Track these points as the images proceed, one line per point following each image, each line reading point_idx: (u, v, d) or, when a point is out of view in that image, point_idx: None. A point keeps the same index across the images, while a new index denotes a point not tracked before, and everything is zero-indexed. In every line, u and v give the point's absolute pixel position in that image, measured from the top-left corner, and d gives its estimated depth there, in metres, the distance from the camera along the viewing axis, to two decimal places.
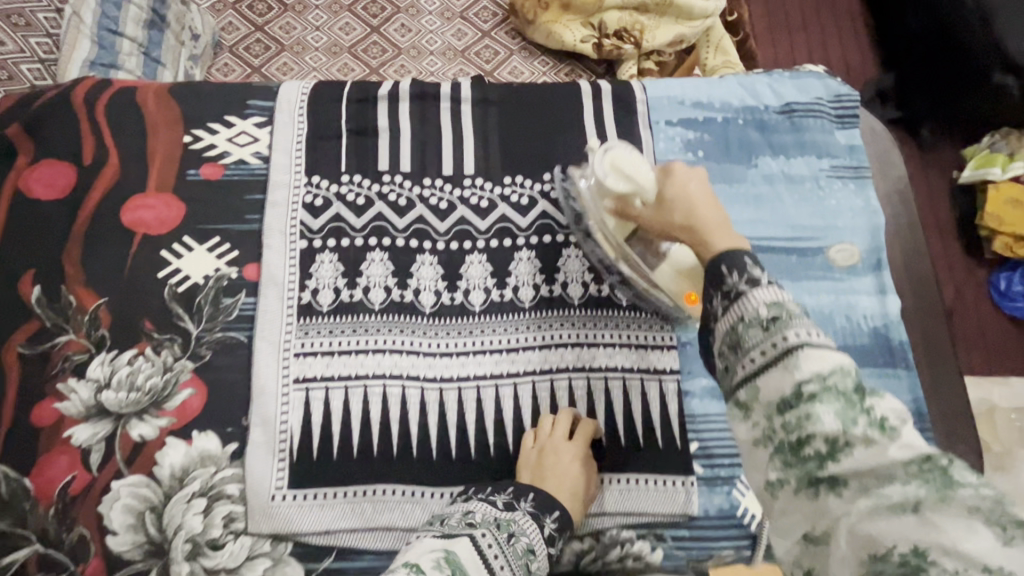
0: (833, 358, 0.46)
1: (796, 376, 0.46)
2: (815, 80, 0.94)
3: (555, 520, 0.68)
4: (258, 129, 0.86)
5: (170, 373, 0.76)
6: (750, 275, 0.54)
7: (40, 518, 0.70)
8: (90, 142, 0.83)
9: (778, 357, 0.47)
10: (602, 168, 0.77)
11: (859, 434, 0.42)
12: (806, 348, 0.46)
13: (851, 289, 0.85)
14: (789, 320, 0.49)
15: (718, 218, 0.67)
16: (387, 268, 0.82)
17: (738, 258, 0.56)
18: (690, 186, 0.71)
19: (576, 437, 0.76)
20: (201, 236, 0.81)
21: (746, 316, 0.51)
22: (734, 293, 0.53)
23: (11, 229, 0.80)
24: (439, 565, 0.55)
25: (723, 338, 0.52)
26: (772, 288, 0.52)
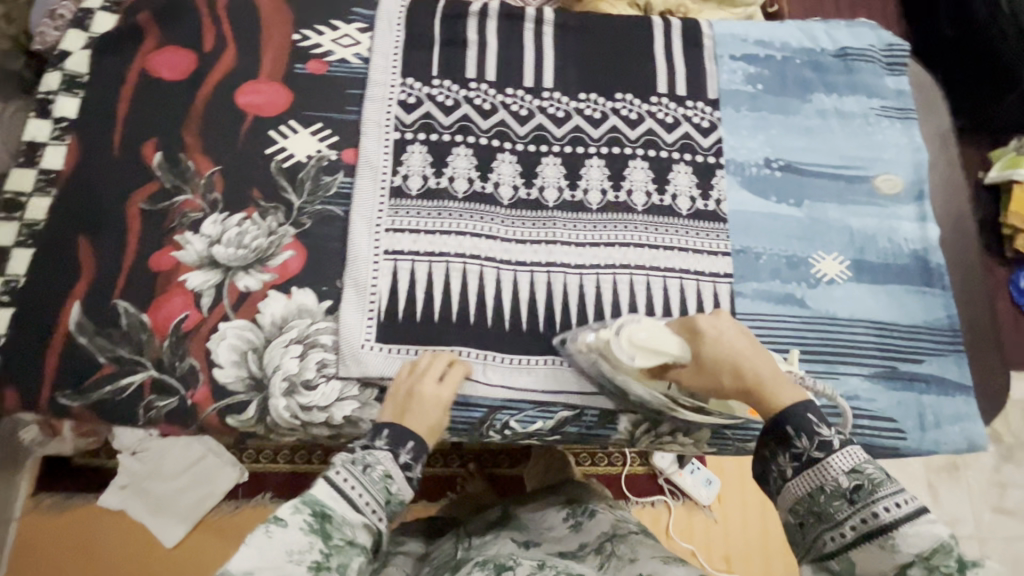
0: (931, 535, 0.55)
1: (897, 557, 0.56)
2: (868, 30, 1.02)
3: (408, 451, 0.70)
4: (360, 34, 0.95)
5: (274, 237, 0.84)
6: (818, 438, 0.63)
7: (155, 348, 0.78)
8: (210, 33, 0.92)
9: (870, 532, 0.57)
10: (625, 352, 0.73)
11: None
12: (900, 526, 0.56)
13: (894, 215, 0.92)
14: (873, 492, 0.59)
15: (764, 365, 0.70)
16: (471, 162, 0.90)
17: (801, 418, 0.64)
18: (725, 340, 0.71)
19: (450, 376, 0.78)
20: (306, 121, 0.90)
21: (828, 486, 0.61)
22: (807, 458, 0.63)
23: (135, 101, 0.89)
24: (298, 508, 0.62)
25: (803, 500, 0.62)
26: (846, 450, 0.62)
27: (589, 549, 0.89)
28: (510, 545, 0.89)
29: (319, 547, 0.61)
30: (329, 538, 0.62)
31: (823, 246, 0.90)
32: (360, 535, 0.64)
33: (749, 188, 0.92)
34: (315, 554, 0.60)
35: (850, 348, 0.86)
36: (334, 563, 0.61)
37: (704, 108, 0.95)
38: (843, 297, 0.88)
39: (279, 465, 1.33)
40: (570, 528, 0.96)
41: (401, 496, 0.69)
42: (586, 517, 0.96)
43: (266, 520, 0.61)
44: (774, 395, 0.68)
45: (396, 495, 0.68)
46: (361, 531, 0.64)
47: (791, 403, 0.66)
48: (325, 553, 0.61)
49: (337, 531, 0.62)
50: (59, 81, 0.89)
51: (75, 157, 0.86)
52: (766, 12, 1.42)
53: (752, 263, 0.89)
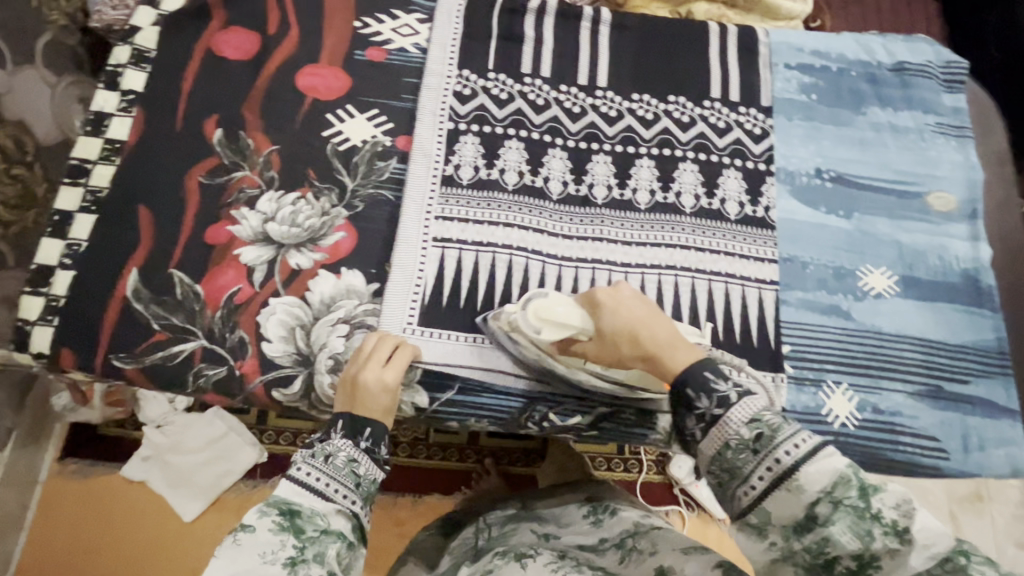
0: (830, 469, 0.55)
1: (804, 499, 0.55)
2: (926, 45, 1.01)
3: (368, 436, 0.68)
4: (419, 24, 0.97)
5: (327, 217, 0.85)
6: (716, 394, 0.60)
7: (207, 318, 0.80)
8: (275, 17, 0.95)
9: (778, 480, 0.56)
10: (530, 325, 0.75)
11: (879, 545, 0.52)
12: (803, 468, 0.55)
13: (945, 233, 0.91)
14: (773, 438, 0.57)
15: (661, 331, 0.67)
16: (522, 155, 0.90)
17: (698, 376, 0.61)
18: (622, 310, 0.69)
19: (394, 360, 0.74)
20: (362, 106, 0.91)
21: (732, 442, 0.58)
22: (710, 417, 0.60)
23: (199, 79, 0.91)
24: (264, 512, 0.60)
25: (713, 461, 0.60)
26: (744, 401, 0.59)
27: (610, 543, 0.86)
28: (530, 536, 0.89)
29: (291, 543, 0.58)
30: (301, 531, 0.60)
31: (872, 260, 0.89)
32: (333, 522, 0.62)
33: (799, 197, 0.92)
34: (288, 551, 0.58)
35: (894, 364, 0.85)
36: (310, 554, 0.59)
37: (757, 114, 0.95)
38: (889, 311, 0.87)
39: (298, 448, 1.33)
40: (590, 524, 0.91)
41: (372, 475, 0.67)
42: (608, 514, 0.91)
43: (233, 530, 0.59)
44: (667, 357, 0.65)
45: (366, 476, 0.67)
46: (335, 518, 0.63)
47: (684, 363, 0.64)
48: (299, 548, 0.58)
49: (309, 523, 0.60)
50: (129, 54, 0.92)
51: (140, 129, 0.88)
52: (809, 27, 1.37)
53: (798, 272, 0.88)
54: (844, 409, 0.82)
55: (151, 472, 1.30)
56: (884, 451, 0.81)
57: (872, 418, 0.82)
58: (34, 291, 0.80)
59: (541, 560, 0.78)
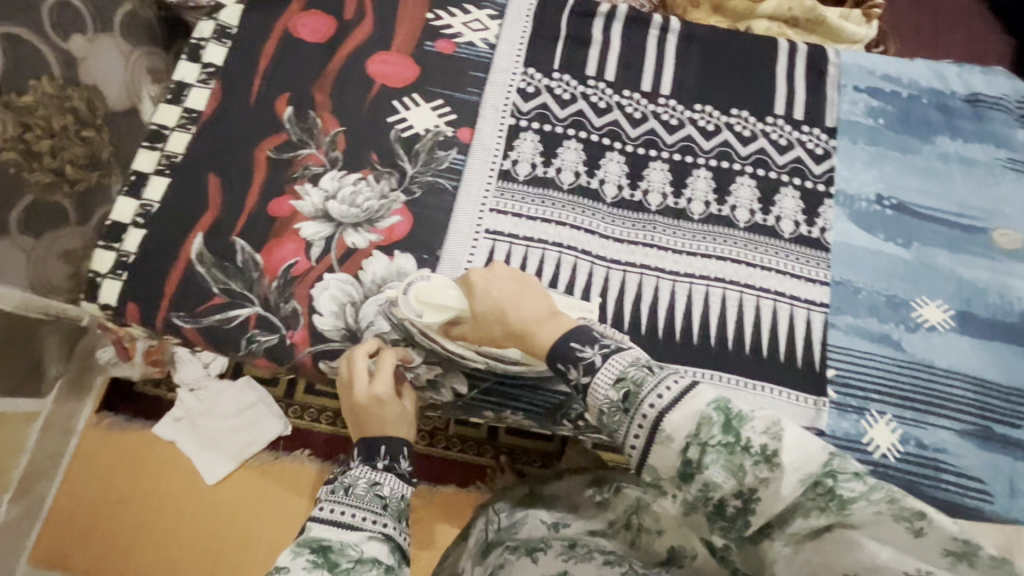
0: (693, 410, 0.52)
1: (675, 447, 0.52)
2: (1004, 78, 0.98)
3: (384, 455, 0.71)
4: (489, 20, 0.98)
5: (385, 200, 0.88)
6: (583, 362, 0.60)
7: (264, 287, 0.83)
8: (352, 3, 0.98)
9: (651, 433, 0.53)
10: (413, 309, 0.77)
11: (751, 478, 0.49)
12: (666, 417, 0.52)
13: (1009, 271, 0.88)
14: (638, 394, 0.55)
15: (528, 306, 0.69)
16: (580, 156, 0.91)
17: (564, 351, 0.62)
18: (491, 291, 0.71)
19: (381, 368, 0.77)
20: (428, 96, 0.94)
21: (604, 406, 0.57)
22: (580, 387, 0.60)
23: (276, 58, 0.95)
24: (297, 552, 0.58)
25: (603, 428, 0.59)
26: (608, 363, 0.59)
27: (618, 526, 0.84)
28: (539, 527, 0.87)
29: None
30: (336, 564, 0.58)
31: (928, 292, 0.87)
32: (367, 549, 0.62)
33: (857, 221, 0.90)
34: None
35: (943, 400, 0.82)
36: None
37: (820, 135, 0.94)
38: (942, 345, 0.85)
39: (322, 425, 1.36)
40: (597, 505, 0.90)
41: (398, 493, 0.69)
42: (612, 492, 0.90)
43: None
44: (535, 330, 0.66)
45: (392, 495, 0.68)
46: (368, 545, 0.62)
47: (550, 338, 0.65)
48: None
49: (342, 556, 0.59)
50: (212, 29, 0.96)
51: (216, 101, 0.92)
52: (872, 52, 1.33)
53: (850, 296, 0.87)
54: (886, 439, 0.80)
55: (180, 433, 1.34)
56: (924, 486, 0.79)
57: (915, 451, 0.80)
58: (106, 246, 0.84)
59: (553, 552, 0.78)
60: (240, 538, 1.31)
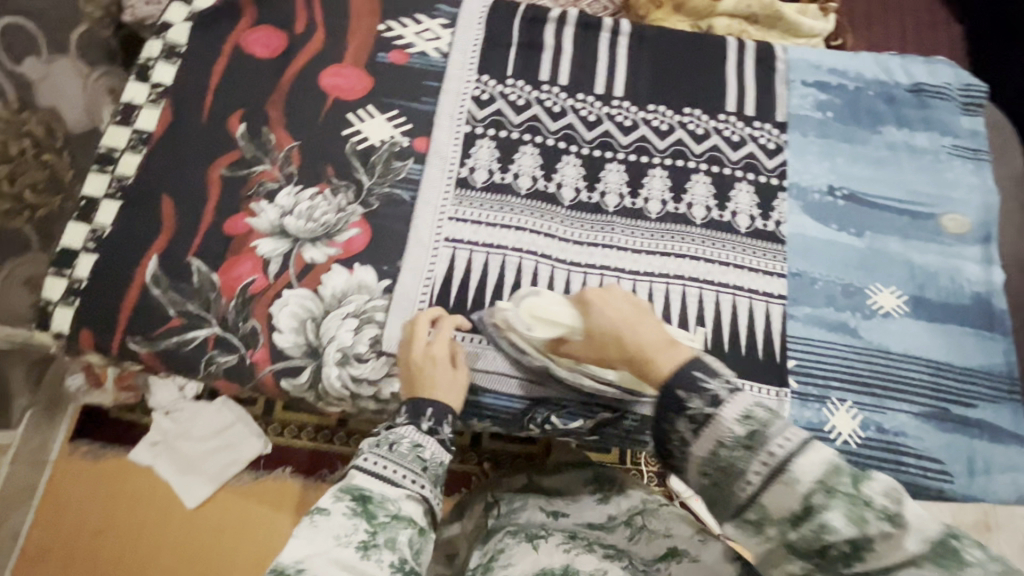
0: (823, 459, 0.52)
1: (799, 491, 0.52)
2: (946, 67, 1.01)
3: (430, 416, 0.71)
4: (442, 30, 0.99)
5: (343, 214, 0.88)
6: (707, 393, 0.56)
7: (222, 307, 0.82)
8: (302, 17, 0.97)
9: (773, 474, 0.52)
10: (523, 321, 0.76)
11: (874, 530, 0.50)
12: (796, 461, 0.52)
13: (958, 254, 0.91)
14: (764, 432, 0.53)
15: (647, 332, 0.62)
16: (536, 160, 0.92)
17: (687, 378, 0.57)
18: (608, 312, 0.65)
19: (439, 332, 0.78)
20: (383, 107, 0.94)
21: (724, 440, 0.54)
22: (700, 418, 0.55)
23: (228, 75, 0.94)
24: (339, 496, 0.64)
25: (705, 460, 0.56)
26: (735, 397, 0.55)
27: (619, 522, 0.85)
28: (538, 515, 0.87)
29: (364, 527, 0.63)
30: (373, 516, 0.64)
31: (882, 279, 0.89)
32: (404, 507, 0.66)
33: (811, 213, 0.92)
34: (361, 534, 0.62)
35: (900, 384, 0.84)
36: (381, 539, 0.62)
37: (772, 129, 0.96)
38: (897, 330, 0.86)
39: (302, 441, 1.35)
40: (597, 499, 0.89)
41: (439, 457, 0.70)
42: (616, 491, 0.89)
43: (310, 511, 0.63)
44: (649, 357, 0.60)
45: (433, 459, 0.69)
46: (405, 503, 0.66)
47: (668, 367, 0.58)
48: (371, 532, 0.63)
49: (381, 509, 0.64)
50: (160, 49, 0.95)
51: (167, 121, 0.91)
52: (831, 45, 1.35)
53: (807, 287, 0.88)
54: (847, 426, 0.82)
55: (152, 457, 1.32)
56: (885, 469, 0.81)
57: (875, 436, 0.82)
58: (57, 273, 0.83)
59: (554, 541, 0.77)
60: (221, 560, 1.28)
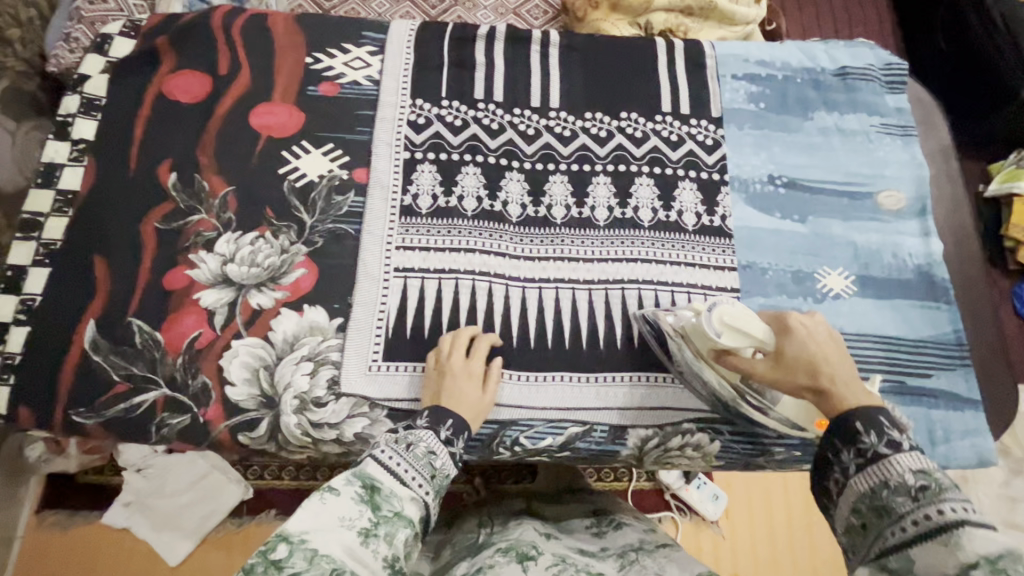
0: (1001, 540, 0.47)
1: (959, 556, 0.47)
2: (867, 49, 1.04)
3: (450, 426, 0.71)
4: (370, 57, 0.97)
5: (287, 255, 0.85)
6: (887, 436, 0.58)
7: (169, 366, 0.79)
8: (225, 57, 0.95)
9: (933, 531, 0.50)
10: (712, 328, 0.70)
11: None
12: (965, 526, 0.48)
13: (898, 230, 0.93)
14: (939, 492, 0.52)
15: (848, 378, 0.64)
16: (479, 180, 0.91)
17: (871, 417, 0.59)
18: (816, 342, 0.66)
19: (476, 349, 0.80)
20: (317, 141, 0.92)
21: (892, 482, 0.55)
22: (871, 454, 0.58)
23: (152, 124, 0.91)
24: (350, 481, 0.62)
25: (862, 496, 0.57)
26: (915, 453, 0.56)
27: (611, 552, 0.83)
28: (531, 532, 0.84)
29: (368, 516, 0.60)
30: (377, 508, 0.60)
31: (829, 262, 0.91)
32: (407, 509, 0.62)
33: (754, 205, 0.93)
34: (364, 522, 0.59)
35: (857, 363, 0.86)
36: (382, 532, 0.59)
37: (708, 126, 0.97)
38: (849, 311, 0.88)
39: (285, 480, 1.31)
40: (592, 534, 0.89)
41: (447, 470, 0.68)
42: (611, 527, 0.90)
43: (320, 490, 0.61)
44: (843, 396, 0.62)
45: (442, 469, 0.67)
46: (410, 504, 0.63)
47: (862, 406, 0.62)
48: (373, 522, 0.60)
49: (386, 502, 0.61)
50: (78, 103, 0.92)
51: (92, 178, 0.87)
52: (765, 30, 1.37)
53: (758, 277, 0.89)
54: None
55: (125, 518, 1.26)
56: None
57: None
58: None
59: (543, 563, 0.74)
60: None
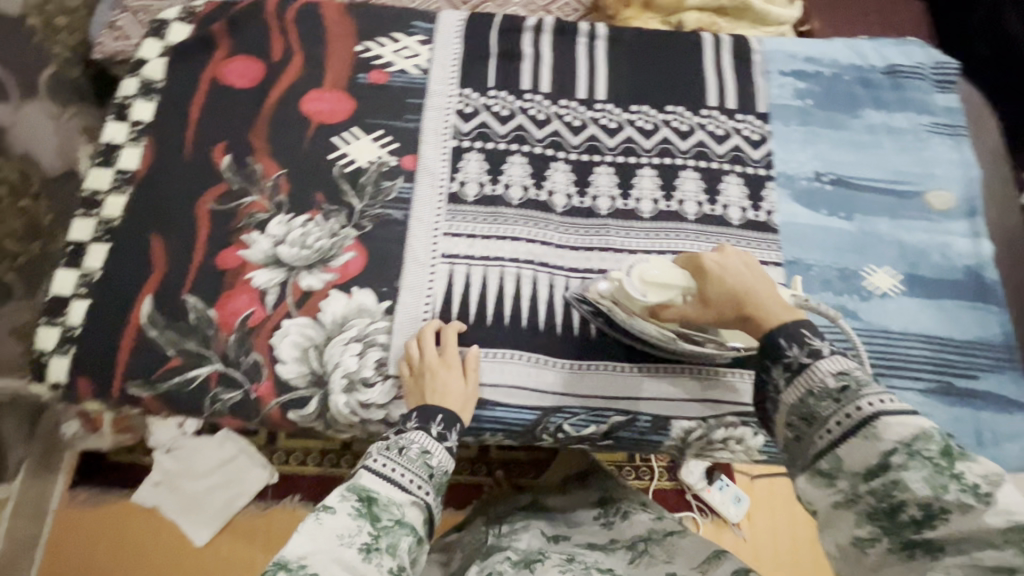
0: (913, 424, 0.50)
1: (880, 445, 0.51)
2: (917, 48, 1.03)
3: (439, 422, 0.71)
4: (419, 46, 0.99)
5: (336, 238, 0.87)
6: (810, 346, 0.58)
7: (222, 342, 0.81)
8: (278, 44, 0.97)
9: (857, 428, 0.52)
10: (636, 288, 0.74)
11: (952, 498, 0.47)
12: (883, 417, 0.51)
13: (946, 230, 0.92)
14: (859, 391, 0.54)
15: (768, 298, 0.65)
16: (526, 170, 0.92)
17: (792, 331, 0.60)
18: (730, 277, 0.67)
19: (445, 341, 0.80)
20: (367, 128, 0.93)
21: (816, 389, 0.55)
22: (796, 366, 0.57)
23: (207, 107, 0.93)
24: (345, 496, 0.61)
25: (792, 408, 0.57)
26: (835, 356, 0.57)
27: (621, 544, 0.83)
28: (539, 536, 0.85)
29: (367, 529, 0.59)
30: (376, 519, 0.61)
31: (875, 260, 0.90)
32: (408, 514, 0.63)
33: (799, 201, 0.93)
34: (364, 537, 0.59)
35: (903, 362, 0.85)
36: (384, 543, 0.59)
37: (754, 121, 0.97)
38: (896, 310, 0.87)
39: (309, 467, 1.31)
40: (601, 525, 0.89)
41: (444, 466, 0.69)
42: (619, 516, 0.89)
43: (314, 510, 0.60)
44: (766, 315, 0.63)
45: (439, 467, 0.68)
46: (410, 509, 0.63)
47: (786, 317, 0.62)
48: (373, 535, 0.59)
49: (385, 512, 0.61)
50: (137, 86, 0.94)
51: (149, 158, 0.90)
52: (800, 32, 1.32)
53: (803, 274, 0.89)
54: None
55: (156, 497, 1.26)
56: None
57: None
58: (49, 322, 0.82)
59: (551, 563, 0.76)
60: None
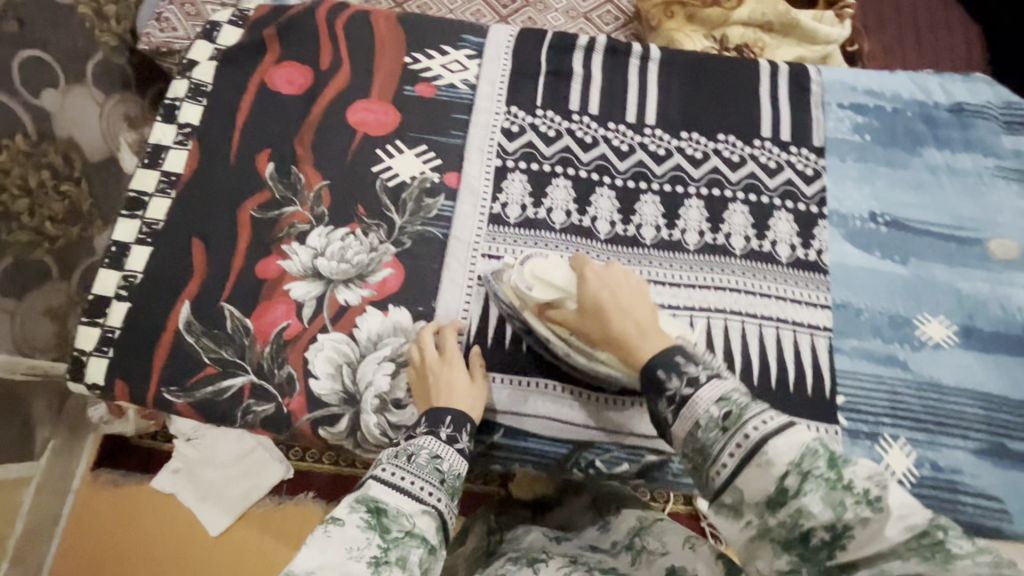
0: (797, 441, 0.51)
1: (773, 471, 0.51)
2: (985, 85, 0.99)
3: (449, 424, 0.68)
4: (468, 61, 0.97)
5: (375, 253, 0.86)
6: (686, 374, 0.57)
7: (257, 353, 0.81)
8: (327, 52, 0.96)
9: (748, 455, 0.52)
10: (524, 281, 0.74)
11: (850, 515, 0.48)
12: (770, 440, 0.51)
13: (1008, 281, 0.88)
14: (740, 415, 0.53)
15: (635, 319, 0.63)
16: (570, 194, 0.90)
17: (668, 358, 0.58)
18: (607, 286, 0.66)
19: (445, 341, 0.78)
20: (411, 142, 0.92)
21: (701, 421, 0.55)
22: (678, 398, 0.56)
23: (254, 113, 0.93)
24: (354, 507, 0.59)
25: (685, 443, 0.56)
26: (711, 381, 0.56)
27: (621, 546, 0.79)
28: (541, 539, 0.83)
29: (377, 542, 0.57)
30: (386, 531, 0.58)
31: (930, 309, 0.86)
32: (418, 523, 0.60)
33: (852, 241, 0.89)
34: (374, 549, 0.56)
35: (953, 419, 0.81)
36: (393, 556, 0.57)
37: (809, 155, 0.93)
38: (949, 363, 0.84)
39: (324, 465, 1.28)
40: (599, 528, 0.85)
41: (456, 470, 0.66)
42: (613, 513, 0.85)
43: (322, 522, 0.58)
44: (634, 343, 0.61)
45: (450, 471, 0.65)
46: (421, 518, 0.60)
47: (652, 351, 0.60)
48: (383, 548, 0.57)
49: (395, 523, 0.59)
50: (186, 88, 0.94)
51: (195, 163, 0.90)
52: (845, 50, 1.28)
53: (852, 318, 0.86)
54: (902, 465, 0.79)
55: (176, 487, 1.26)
56: (947, 508, 0.78)
57: (931, 474, 0.79)
58: (90, 322, 0.82)
59: (554, 564, 0.72)
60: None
